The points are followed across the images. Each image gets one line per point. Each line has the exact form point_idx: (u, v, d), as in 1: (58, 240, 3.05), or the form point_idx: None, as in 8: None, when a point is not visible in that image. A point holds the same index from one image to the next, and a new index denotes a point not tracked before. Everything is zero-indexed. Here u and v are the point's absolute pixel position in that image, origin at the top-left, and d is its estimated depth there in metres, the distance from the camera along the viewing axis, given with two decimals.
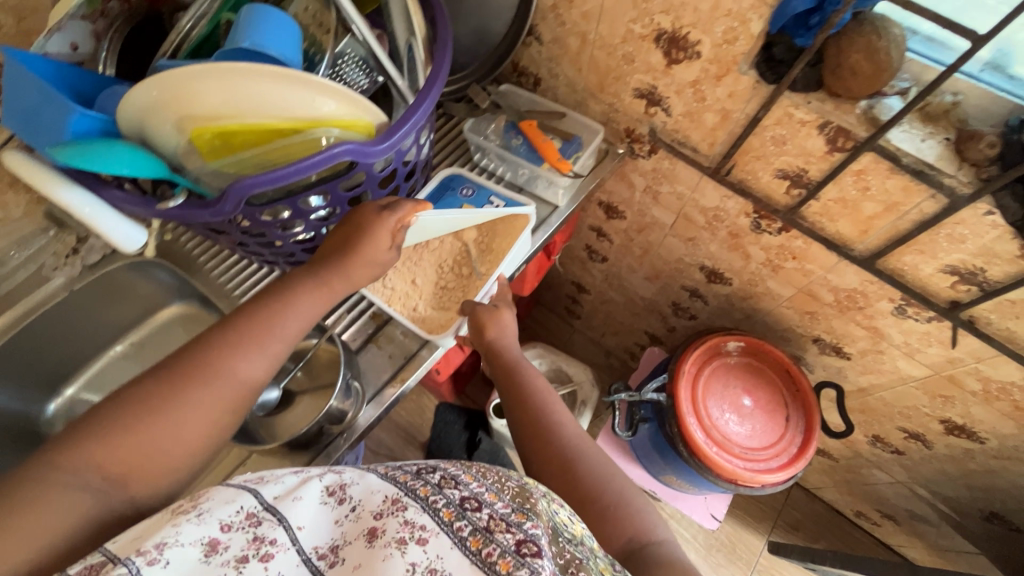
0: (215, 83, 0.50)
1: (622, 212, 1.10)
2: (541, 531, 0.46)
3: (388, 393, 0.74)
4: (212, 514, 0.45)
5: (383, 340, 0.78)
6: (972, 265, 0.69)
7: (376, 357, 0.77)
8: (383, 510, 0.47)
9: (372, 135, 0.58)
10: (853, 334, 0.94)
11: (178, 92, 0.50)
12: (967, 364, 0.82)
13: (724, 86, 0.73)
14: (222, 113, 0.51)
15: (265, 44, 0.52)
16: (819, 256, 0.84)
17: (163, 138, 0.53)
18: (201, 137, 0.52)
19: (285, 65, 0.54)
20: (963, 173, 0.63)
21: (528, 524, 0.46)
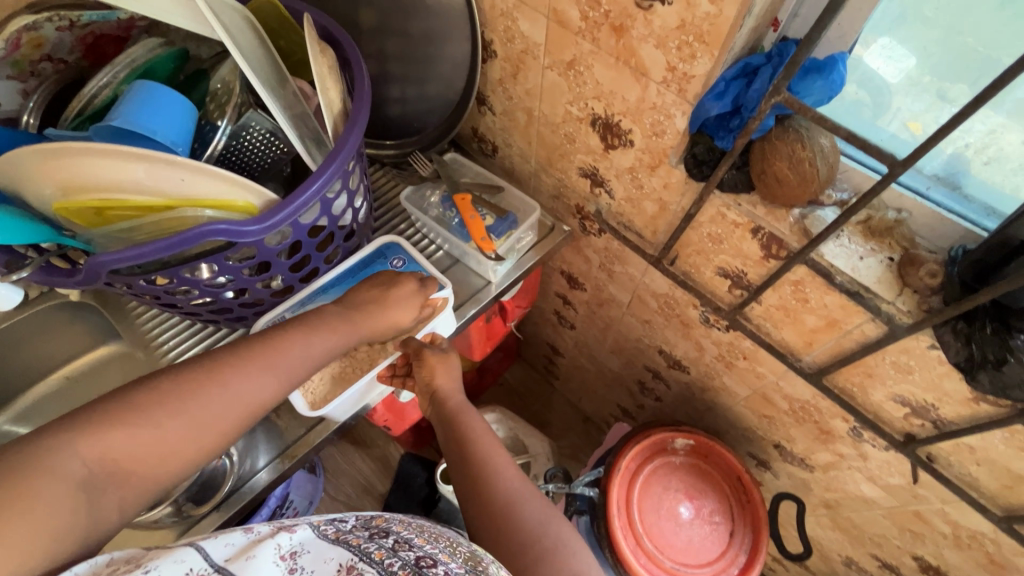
0: (77, 160, 0.49)
1: (582, 284, 1.05)
2: None
3: (276, 467, 0.70)
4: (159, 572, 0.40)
5: (282, 410, 0.74)
6: (923, 399, 0.61)
7: (272, 427, 0.73)
8: None
9: (253, 213, 0.57)
10: (813, 447, 0.85)
11: (50, 162, 0.50)
12: (932, 503, 0.73)
13: (658, 177, 0.68)
14: (96, 185, 0.51)
15: (136, 123, 0.52)
16: (769, 360, 0.77)
17: (41, 202, 0.54)
18: (70, 209, 0.52)
19: (161, 142, 0.53)
20: (902, 301, 0.56)
21: None
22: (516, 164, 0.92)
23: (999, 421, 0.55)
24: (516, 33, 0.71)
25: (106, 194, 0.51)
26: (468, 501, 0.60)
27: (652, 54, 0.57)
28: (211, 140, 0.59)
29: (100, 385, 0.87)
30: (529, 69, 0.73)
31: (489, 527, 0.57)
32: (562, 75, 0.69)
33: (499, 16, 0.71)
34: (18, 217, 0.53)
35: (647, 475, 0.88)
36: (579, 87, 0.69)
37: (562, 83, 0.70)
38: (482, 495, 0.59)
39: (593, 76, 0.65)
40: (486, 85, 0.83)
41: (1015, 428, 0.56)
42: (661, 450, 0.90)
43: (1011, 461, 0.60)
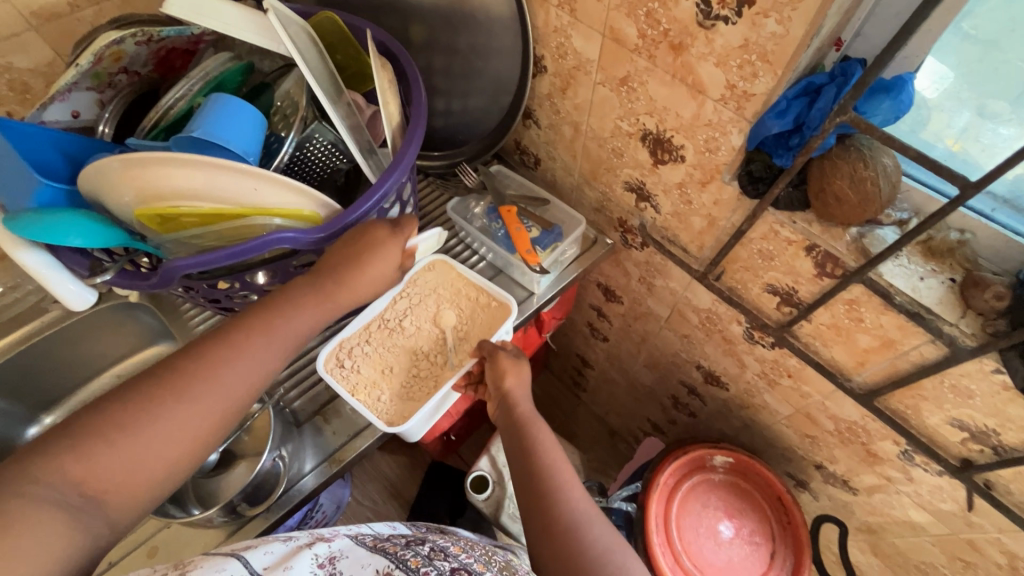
0: (159, 169, 0.52)
1: (619, 297, 1.05)
2: None
3: (325, 471, 0.72)
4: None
5: (330, 414, 0.75)
6: (983, 424, 0.60)
7: (320, 430, 0.74)
8: None
9: (317, 222, 0.58)
10: (858, 469, 0.83)
11: (131, 171, 0.52)
12: (986, 531, 0.71)
13: (709, 194, 0.69)
14: (174, 193, 0.53)
15: (212, 134, 0.54)
16: (816, 379, 0.76)
17: (119, 208, 0.56)
18: (146, 215, 0.55)
19: (234, 153, 0.55)
20: (965, 324, 0.56)
21: None
22: (558, 178, 0.93)
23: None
24: (569, 50, 0.72)
25: (182, 202, 0.54)
26: (530, 515, 0.59)
27: (711, 72, 0.57)
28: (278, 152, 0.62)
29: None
30: (579, 85, 0.75)
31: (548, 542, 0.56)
32: (614, 91, 0.70)
33: (552, 33, 0.72)
34: (96, 221, 0.55)
35: (685, 492, 0.87)
36: (631, 103, 0.69)
37: (614, 99, 0.71)
38: (547, 510, 0.58)
39: (647, 93, 0.66)
40: (533, 99, 0.84)
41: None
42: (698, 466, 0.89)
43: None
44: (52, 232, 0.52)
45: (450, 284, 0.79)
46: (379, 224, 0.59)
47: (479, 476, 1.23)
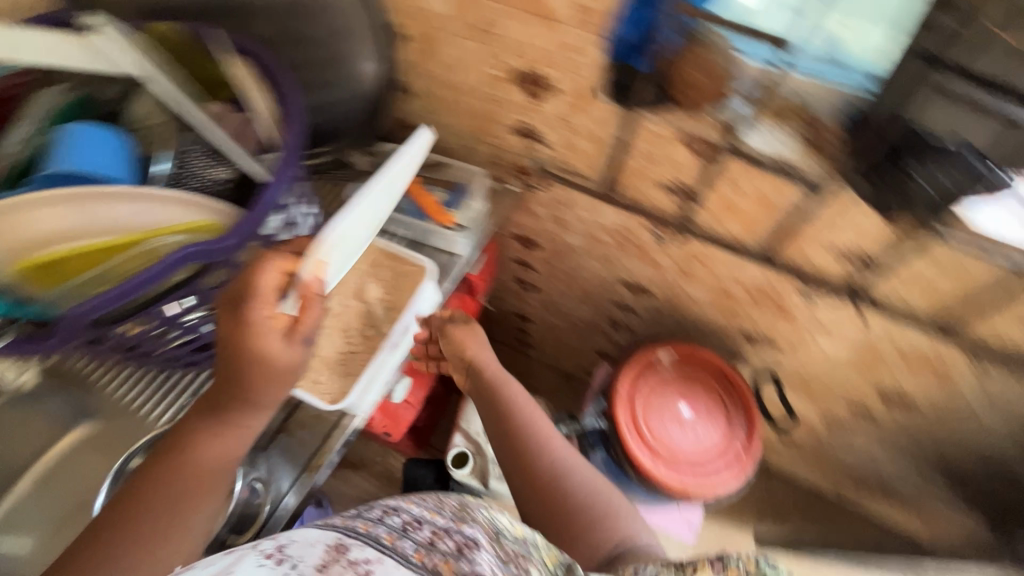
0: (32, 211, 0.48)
1: (537, 242, 1.10)
2: (479, 532, 0.56)
3: (306, 480, 0.70)
4: None
5: (296, 429, 0.72)
6: (853, 245, 0.71)
7: (290, 445, 0.72)
8: (326, 560, 0.46)
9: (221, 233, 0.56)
10: (776, 325, 0.95)
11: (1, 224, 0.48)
12: (881, 337, 0.84)
13: (588, 114, 0.74)
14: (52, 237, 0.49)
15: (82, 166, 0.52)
16: (721, 256, 0.85)
17: None
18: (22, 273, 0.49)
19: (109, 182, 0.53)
20: (819, 158, 0.68)
21: (468, 528, 0.56)
22: (447, 143, 0.94)
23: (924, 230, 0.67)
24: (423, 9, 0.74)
25: (63, 242, 0.50)
26: (521, 470, 0.73)
27: None
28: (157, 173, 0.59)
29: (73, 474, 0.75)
30: (442, 43, 0.76)
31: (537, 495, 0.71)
32: (476, 40, 0.73)
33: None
34: None
35: (647, 393, 0.95)
36: (496, 49, 0.73)
37: (477, 48, 0.74)
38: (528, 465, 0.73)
39: (507, 35, 0.70)
40: (401, 69, 0.85)
41: (933, 239, 0.68)
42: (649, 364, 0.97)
43: (937, 270, 0.71)
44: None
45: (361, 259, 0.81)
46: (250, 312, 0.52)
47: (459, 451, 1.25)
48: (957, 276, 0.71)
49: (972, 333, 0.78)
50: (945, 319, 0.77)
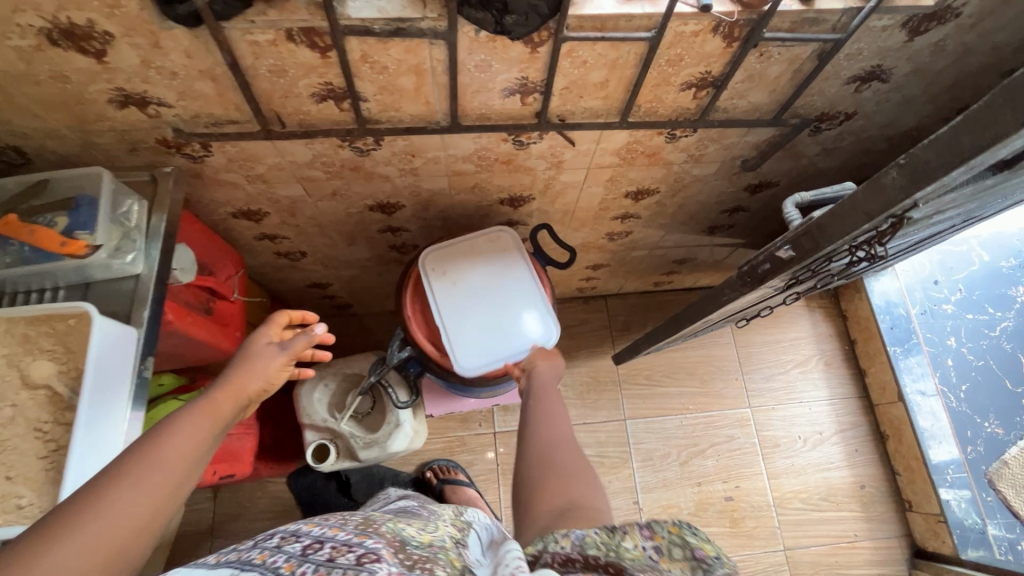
0: None
1: (398, 203, 0.98)
2: (380, 543, 0.51)
3: None
4: None
5: None
6: (699, 73, 0.72)
7: None
8: None
9: None
10: (651, 173, 0.97)
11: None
12: (741, 145, 0.90)
13: (395, 49, 0.63)
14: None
15: None
16: (586, 134, 0.82)
17: None
18: None
19: None
20: (640, 5, 0.61)
21: (369, 540, 0.51)
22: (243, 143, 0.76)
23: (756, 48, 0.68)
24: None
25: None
26: (522, 434, 0.66)
27: None
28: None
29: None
30: (167, 25, 0.57)
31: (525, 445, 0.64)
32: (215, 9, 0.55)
33: None
34: None
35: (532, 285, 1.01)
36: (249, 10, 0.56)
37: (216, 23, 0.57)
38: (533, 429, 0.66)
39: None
40: (133, 79, 0.64)
41: (763, 54, 0.69)
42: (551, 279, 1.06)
43: (771, 78, 0.74)
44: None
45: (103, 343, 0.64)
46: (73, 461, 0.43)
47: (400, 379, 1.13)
48: (789, 77, 0.74)
49: (813, 120, 0.84)
50: (786, 115, 0.83)
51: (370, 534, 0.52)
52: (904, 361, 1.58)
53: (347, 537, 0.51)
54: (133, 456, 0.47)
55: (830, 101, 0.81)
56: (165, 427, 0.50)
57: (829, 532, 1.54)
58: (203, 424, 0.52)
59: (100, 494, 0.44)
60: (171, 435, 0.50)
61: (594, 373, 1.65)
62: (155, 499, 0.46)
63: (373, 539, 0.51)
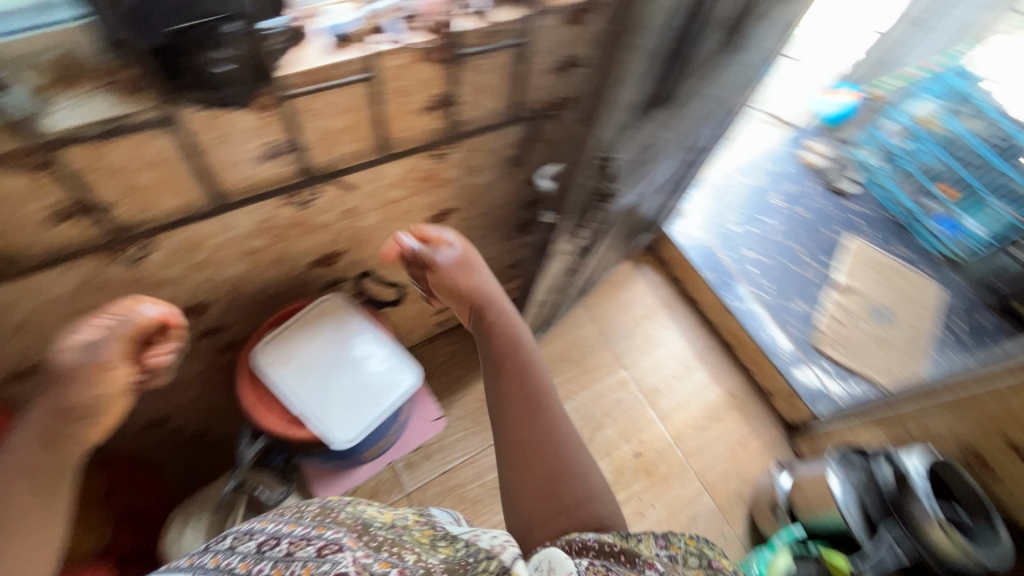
0: None
1: (206, 301, 0.95)
2: (339, 532, 0.58)
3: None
4: None
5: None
6: (431, 95, 0.82)
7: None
8: None
9: None
10: (441, 195, 1.06)
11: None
12: (500, 148, 1.02)
13: (116, 146, 0.63)
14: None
15: None
16: (360, 176, 0.88)
17: None
18: None
19: None
20: (345, 54, 0.68)
21: (328, 532, 0.58)
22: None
23: (461, 65, 0.80)
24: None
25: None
26: (526, 429, 0.80)
27: None
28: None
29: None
30: None
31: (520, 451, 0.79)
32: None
33: None
34: None
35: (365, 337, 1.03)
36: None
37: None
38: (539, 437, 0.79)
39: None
40: None
41: (471, 69, 0.82)
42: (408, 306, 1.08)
43: (490, 86, 0.87)
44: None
45: None
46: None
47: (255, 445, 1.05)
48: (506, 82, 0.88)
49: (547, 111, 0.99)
50: (522, 112, 0.96)
51: (330, 525, 0.60)
52: (722, 283, 1.86)
53: (328, 536, 0.57)
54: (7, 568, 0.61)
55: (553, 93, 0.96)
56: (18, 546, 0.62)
57: (725, 445, 1.71)
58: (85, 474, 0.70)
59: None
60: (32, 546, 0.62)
61: (483, 396, 1.68)
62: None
63: (331, 530, 0.58)
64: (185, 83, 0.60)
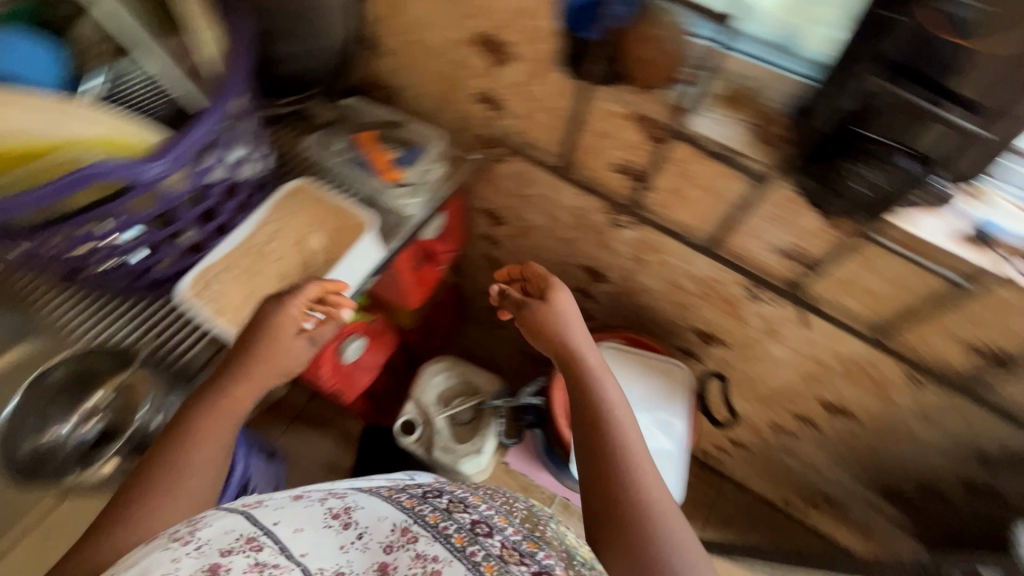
0: None
1: (505, 219, 0.97)
2: (552, 558, 0.54)
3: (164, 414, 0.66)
4: (209, 545, 0.46)
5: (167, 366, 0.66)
6: (797, 242, 0.63)
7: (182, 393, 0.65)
8: (393, 541, 0.52)
9: None
10: (724, 324, 0.84)
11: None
12: (821, 342, 0.73)
13: (708, 164, 0.60)
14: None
15: None
16: (673, 245, 0.75)
17: None
18: None
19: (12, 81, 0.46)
20: (911, 253, 0.57)
21: (540, 553, 0.54)
22: (264, 271, 0.67)
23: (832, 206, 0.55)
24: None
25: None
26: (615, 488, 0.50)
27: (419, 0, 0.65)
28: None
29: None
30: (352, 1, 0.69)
31: (597, 488, 0.51)
32: (459, 55, 0.69)
33: None
34: None
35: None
36: (491, 49, 0.65)
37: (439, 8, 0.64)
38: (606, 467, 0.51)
39: (517, 36, 0.61)
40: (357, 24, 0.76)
41: (794, 319, 0.73)
42: (663, 372, 0.84)
43: (741, 338, 0.84)
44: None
45: None
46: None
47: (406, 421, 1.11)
48: (818, 359, 0.77)
49: (744, 386, 0.94)
50: (845, 412, 0.84)
51: (540, 543, 0.57)
52: None
53: (517, 539, 0.55)
54: (177, 423, 0.56)
55: (851, 401, 0.80)
56: (195, 422, 0.55)
57: None
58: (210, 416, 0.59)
59: (156, 496, 0.50)
60: (194, 432, 0.55)
61: None
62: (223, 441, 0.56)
63: (545, 551, 0.55)
64: (601, 76, 0.59)
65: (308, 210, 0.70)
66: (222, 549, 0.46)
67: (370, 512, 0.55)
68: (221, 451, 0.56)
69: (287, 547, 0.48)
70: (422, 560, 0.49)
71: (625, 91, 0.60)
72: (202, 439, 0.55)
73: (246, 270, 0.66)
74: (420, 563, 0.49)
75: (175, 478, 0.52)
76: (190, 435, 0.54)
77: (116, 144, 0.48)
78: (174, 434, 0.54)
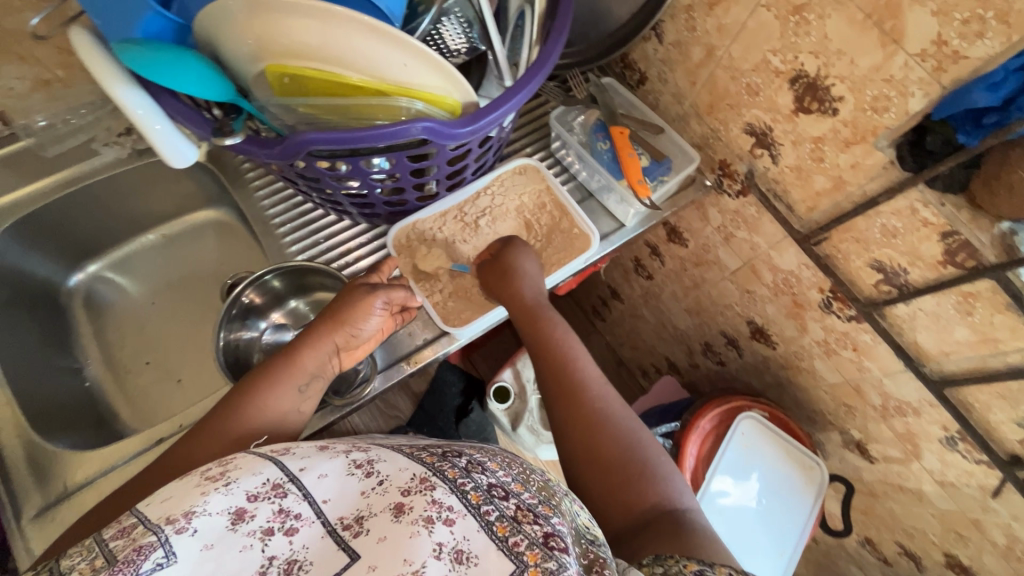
0: (258, 21, 0.41)
1: (685, 239, 0.91)
2: (567, 528, 0.42)
3: (402, 368, 0.62)
4: (238, 484, 0.41)
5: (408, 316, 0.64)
6: None
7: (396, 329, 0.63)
8: (411, 487, 0.42)
9: (182, 140, 0.46)
10: (885, 440, 0.78)
11: (256, 22, 0.41)
12: (1000, 516, 0.68)
13: (1007, 311, 0.53)
14: (311, 54, 0.42)
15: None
16: (884, 357, 0.68)
17: (238, 54, 0.44)
18: (279, 70, 0.43)
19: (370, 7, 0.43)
20: None
21: (555, 519, 0.42)
22: (473, 244, 0.66)
23: None
24: (894, 6, 0.46)
25: (320, 65, 0.42)
26: (594, 435, 0.51)
27: (762, 16, 0.57)
28: (270, 114, 0.48)
29: (204, 252, 0.79)
30: None
31: (591, 463, 0.50)
32: (765, 83, 0.61)
33: None
34: (207, 66, 0.43)
35: (700, 453, 0.83)
36: (813, 93, 0.56)
37: (778, 28, 0.56)
38: (597, 426, 0.52)
39: (859, 99, 0.53)
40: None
41: (984, 485, 0.67)
42: (802, 467, 0.80)
43: (899, 464, 0.78)
44: (163, 68, 0.41)
45: (182, 208, 0.79)
46: (207, 282, 0.78)
47: (501, 387, 1.12)
48: (979, 524, 0.72)
49: (868, 502, 0.89)
50: None
51: (557, 510, 0.44)
52: None
53: (532, 502, 0.43)
54: (287, 357, 0.54)
55: None
56: (266, 372, 0.53)
57: None
58: (324, 350, 0.55)
59: (245, 405, 0.51)
60: (298, 363, 0.54)
61: None
62: (296, 390, 0.53)
63: (560, 519, 0.43)
64: (944, 178, 0.51)
65: (536, 193, 0.68)
66: (250, 491, 0.41)
67: (391, 464, 0.46)
68: (291, 393, 0.53)
69: (311, 493, 0.42)
70: (438, 507, 0.40)
71: (961, 208, 0.52)
72: (283, 384, 0.53)
73: (455, 234, 0.66)
74: (434, 509, 0.40)
75: (254, 406, 0.51)
76: (294, 363, 0.54)
77: (434, 102, 0.45)
78: (281, 363, 0.53)
